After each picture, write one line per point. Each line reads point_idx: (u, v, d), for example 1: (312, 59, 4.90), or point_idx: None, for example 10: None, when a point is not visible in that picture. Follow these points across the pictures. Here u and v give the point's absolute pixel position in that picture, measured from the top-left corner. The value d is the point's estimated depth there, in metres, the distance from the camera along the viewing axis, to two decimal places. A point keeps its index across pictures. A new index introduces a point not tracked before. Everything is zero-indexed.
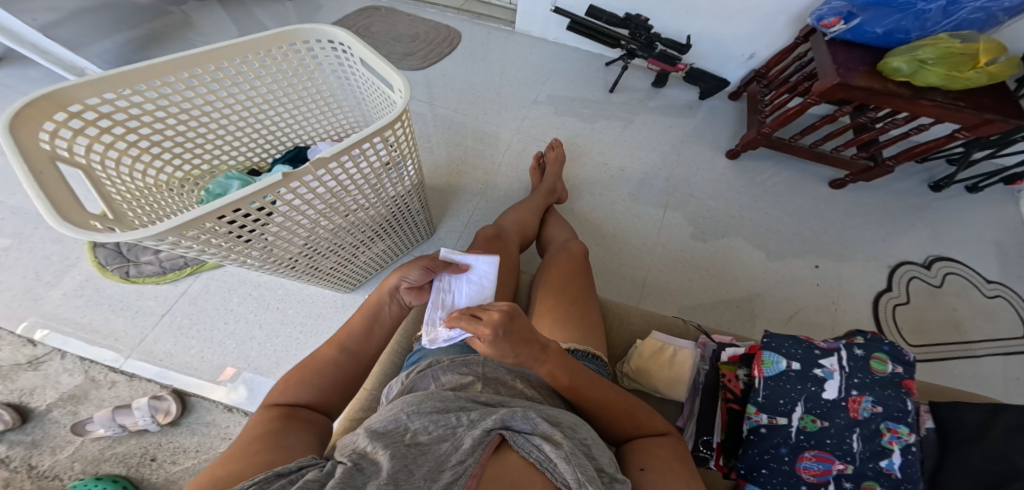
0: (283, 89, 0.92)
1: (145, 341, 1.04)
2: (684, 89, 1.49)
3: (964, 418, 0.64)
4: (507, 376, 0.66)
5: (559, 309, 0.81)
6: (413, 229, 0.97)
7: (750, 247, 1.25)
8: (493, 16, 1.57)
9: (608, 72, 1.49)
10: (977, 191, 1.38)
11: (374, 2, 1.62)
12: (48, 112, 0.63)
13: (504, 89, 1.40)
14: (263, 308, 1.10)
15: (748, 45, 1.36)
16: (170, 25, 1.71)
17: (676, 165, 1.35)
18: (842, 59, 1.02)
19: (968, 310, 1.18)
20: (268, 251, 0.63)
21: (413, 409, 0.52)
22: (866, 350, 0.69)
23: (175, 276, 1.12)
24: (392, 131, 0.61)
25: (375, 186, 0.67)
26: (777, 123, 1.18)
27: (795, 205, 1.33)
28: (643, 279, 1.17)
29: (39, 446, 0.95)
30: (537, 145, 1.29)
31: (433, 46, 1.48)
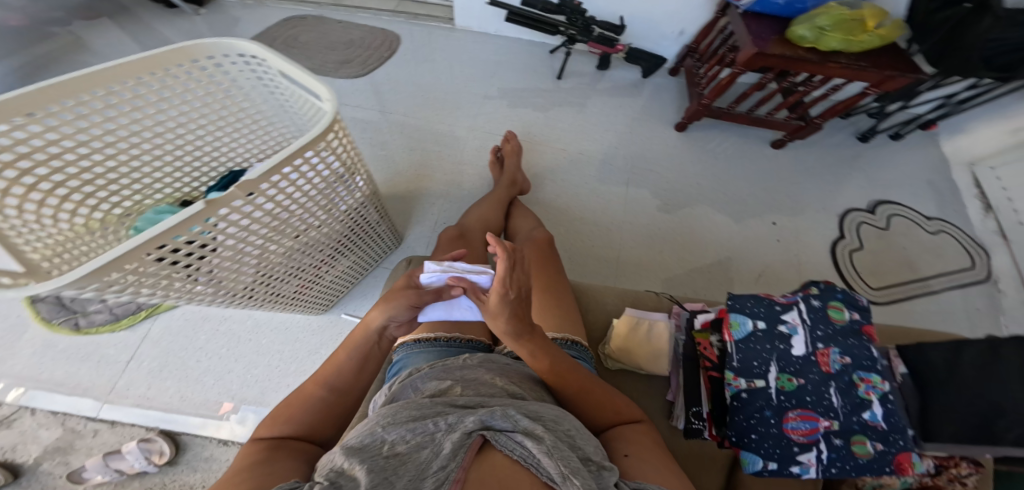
0: (205, 110, 0.89)
1: (118, 386, 1.00)
2: (628, 69, 1.51)
3: (931, 358, 0.70)
4: (485, 374, 0.67)
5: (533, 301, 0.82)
6: (378, 240, 0.96)
7: (713, 213, 1.29)
8: (430, 15, 1.54)
9: (553, 59, 1.49)
10: (900, 138, 1.47)
11: (304, 12, 1.57)
12: None
13: (452, 87, 1.39)
14: (235, 342, 1.07)
15: (677, 22, 1.38)
16: (79, 54, 1.58)
17: (631, 143, 1.37)
18: (757, 30, 1.05)
19: (915, 248, 1.26)
20: (217, 283, 0.61)
21: (388, 422, 0.52)
22: (823, 300, 0.75)
23: (130, 321, 1.06)
24: (326, 145, 0.59)
25: (325, 204, 0.66)
26: (715, 93, 1.21)
27: (748, 169, 1.38)
28: (615, 256, 1.20)
29: None
30: (493, 140, 1.29)
31: (372, 51, 1.45)
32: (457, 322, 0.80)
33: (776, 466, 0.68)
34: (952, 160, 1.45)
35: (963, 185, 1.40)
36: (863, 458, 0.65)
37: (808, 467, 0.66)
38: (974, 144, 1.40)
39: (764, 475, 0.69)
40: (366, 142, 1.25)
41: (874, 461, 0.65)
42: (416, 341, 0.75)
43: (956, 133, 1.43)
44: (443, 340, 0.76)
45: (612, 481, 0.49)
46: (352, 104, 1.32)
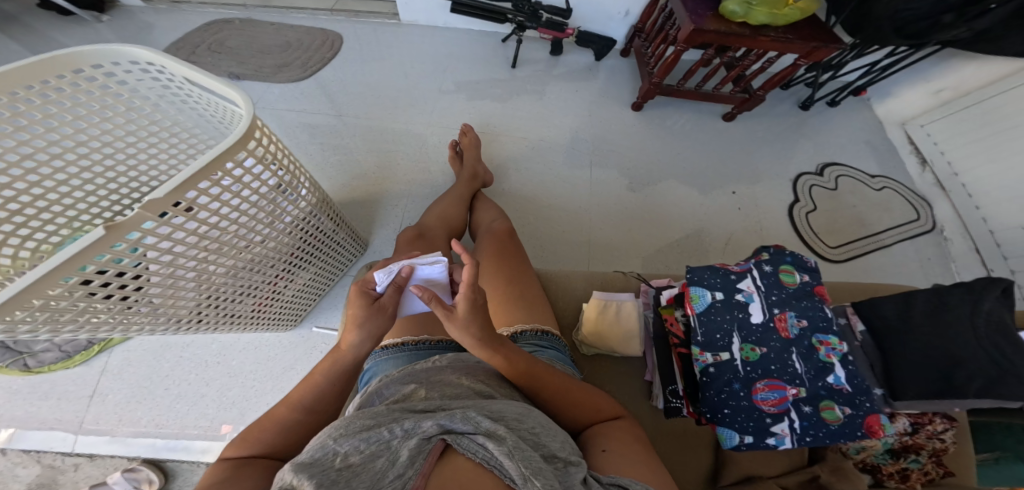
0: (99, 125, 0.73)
1: (86, 421, 0.97)
2: (580, 53, 1.50)
3: (883, 312, 0.73)
4: (450, 375, 0.65)
5: (498, 293, 0.81)
6: (339, 247, 0.93)
7: (678, 188, 1.29)
8: (373, 12, 1.50)
9: (506, 48, 1.47)
10: (836, 105, 1.51)
11: (236, 16, 1.50)
12: None
13: (404, 84, 1.35)
14: (203, 366, 1.05)
15: (621, 2, 1.36)
16: None
17: (592, 126, 1.36)
18: (694, 6, 1.04)
19: (866, 205, 1.32)
20: (158, 312, 0.59)
21: (340, 433, 0.51)
22: (774, 265, 0.78)
23: (84, 357, 1.02)
24: (248, 153, 0.56)
25: (268, 217, 0.64)
26: (663, 71, 1.21)
27: (709, 144, 1.38)
28: (587, 239, 1.19)
29: None
30: (452, 134, 1.26)
31: (312, 52, 1.40)
32: (426, 323, 0.80)
33: (752, 439, 0.67)
34: (885, 121, 1.52)
35: (899, 143, 1.47)
36: (833, 423, 0.67)
37: (783, 437, 0.67)
38: (904, 105, 1.47)
39: (742, 449, 0.68)
40: (319, 146, 1.22)
41: (845, 425, 0.66)
42: (384, 348, 0.75)
43: (886, 97, 1.51)
44: (411, 345, 0.75)
45: (578, 476, 0.50)
46: (298, 109, 1.28)
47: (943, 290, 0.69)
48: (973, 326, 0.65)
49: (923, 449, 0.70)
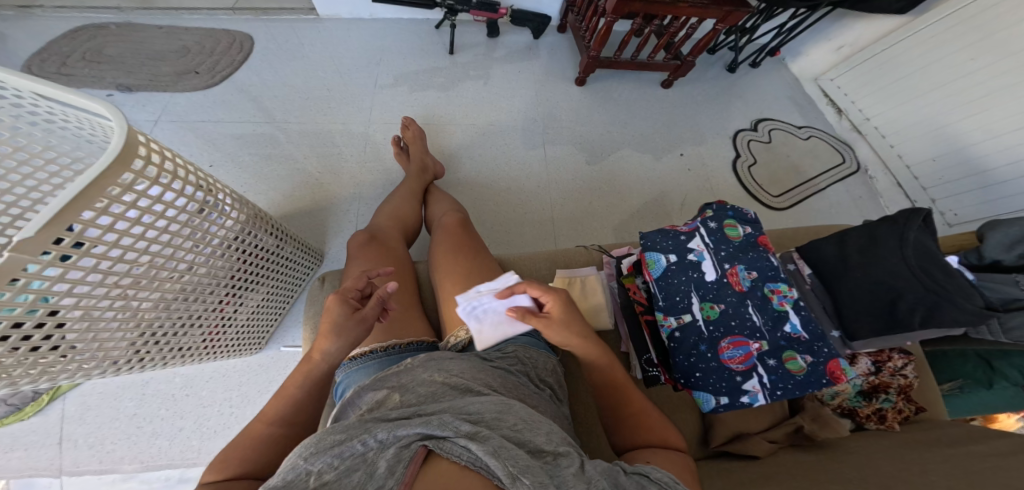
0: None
1: (64, 466, 0.93)
2: (517, 32, 1.47)
3: (825, 255, 0.78)
4: (423, 376, 0.63)
5: (460, 286, 0.80)
6: (290, 261, 0.90)
7: (631, 157, 1.31)
8: (286, 8, 1.42)
9: (441, 34, 1.42)
10: (758, 66, 1.57)
11: (130, 25, 1.37)
12: None
13: (334, 84, 1.29)
14: (175, 399, 1.02)
15: None
16: None
17: (539, 105, 1.35)
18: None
19: (796, 153, 1.37)
20: (93, 357, 0.56)
21: (312, 452, 0.50)
22: (718, 221, 0.81)
23: (38, 406, 0.97)
24: (135, 176, 0.51)
25: (189, 241, 0.61)
26: (598, 44, 1.21)
27: (654, 111, 1.39)
28: (547, 219, 1.19)
29: None
30: (394, 130, 1.23)
31: (218, 56, 1.31)
32: (395, 326, 0.77)
33: (727, 399, 0.69)
34: (798, 79, 1.58)
35: (813, 97, 1.53)
36: (799, 373, 0.69)
37: (756, 394, 0.68)
38: (812, 63, 1.54)
39: (719, 410, 0.70)
40: (254, 160, 1.15)
41: (810, 374, 0.69)
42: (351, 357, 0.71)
43: (797, 57, 1.57)
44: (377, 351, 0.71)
45: (569, 468, 0.49)
46: (221, 119, 1.21)
47: (873, 227, 0.73)
48: (904, 256, 0.68)
49: (890, 387, 0.74)
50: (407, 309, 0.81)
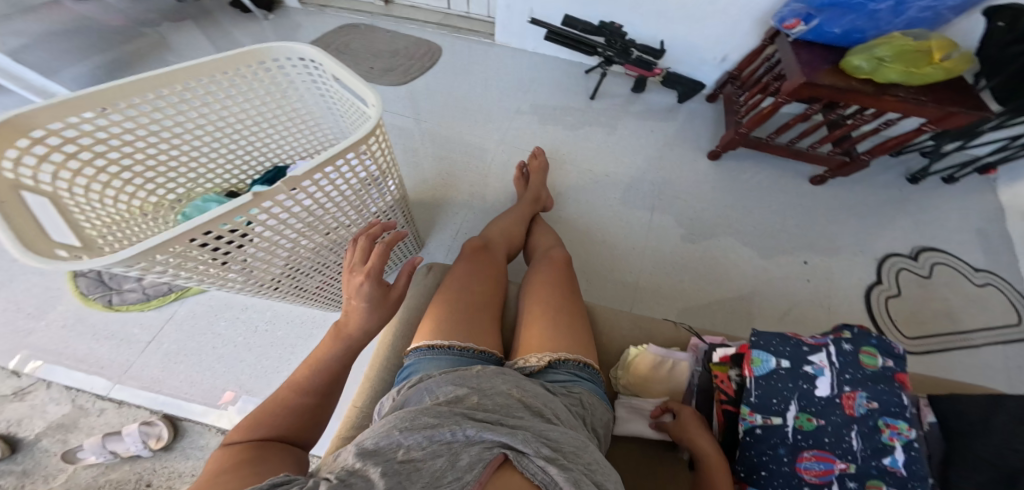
0: (248, 115, 0.90)
1: (131, 368, 1.01)
2: (664, 94, 1.51)
3: (966, 409, 0.63)
4: (503, 384, 0.61)
5: (550, 317, 0.79)
6: (402, 244, 0.96)
7: (741, 245, 1.26)
8: (473, 30, 1.58)
9: (588, 79, 1.51)
10: (954, 181, 1.41)
11: (355, 20, 1.62)
12: (12, 138, 0.61)
13: (486, 102, 1.41)
14: (251, 332, 1.08)
15: (719, 47, 1.36)
16: (165, 53, 1.62)
17: (660, 169, 1.36)
18: (807, 59, 1.03)
19: (960, 300, 1.20)
20: (247, 273, 0.62)
21: (406, 426, 0.49)
22: (855, 344, 0.66)
23: (159, 302, 1.09)
24: (365, 148, 0.62)
25: (358, 202, 0.69)
26: (755, 121, 1.19)
27: (779, 205, 1.34)
28: (632, 285, 1.16)
29: (31, 475, 0.91)
30: (519, 154, 1.30)
31: (414, 61, 1.49)
32: (471, 328, 0.71)
33: None
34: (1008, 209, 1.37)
35: (1016, 236, 1.31)
36: None
37: None
38: None
39: None
40: (396, 150, 1.28)
41: None
42: (432, 346, 0.67)
43: (1013, 182, 1.37)
44: (456, 347, 0.67)
45: None
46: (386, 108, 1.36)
47: None
48: None
49: None
50: (487, 317, 0.77)
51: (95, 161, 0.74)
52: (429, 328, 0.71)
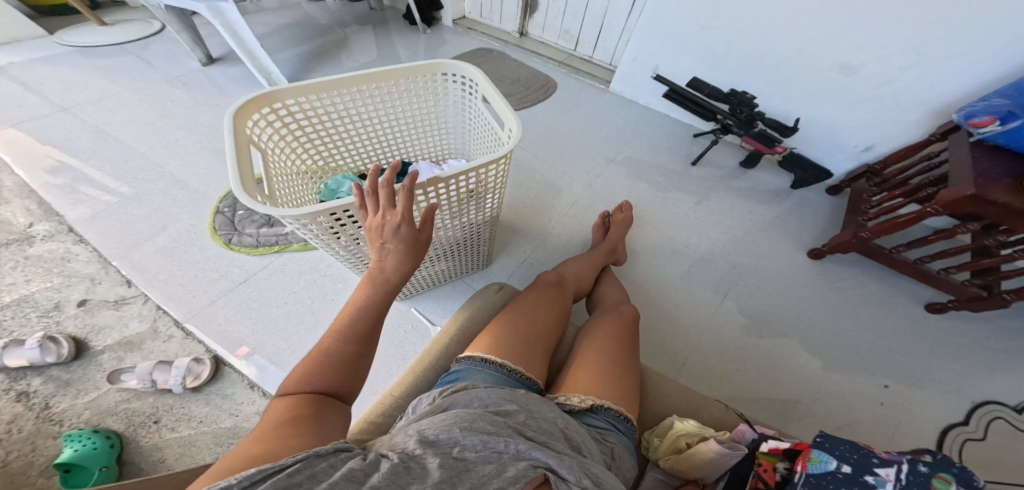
0: (407, 119, 0.90)
1: (212, 304, 0.92)
2: (776, 175, 1.27)
3: None
4: (550, 411, 0.51)
5: (602, 361, 0.66)
6: (472, 256, 0.96)
7: (847, 369, 0.94)
8: (591, 73, 1.51)
9: (695, 143, 1.34)
10: None
11: (487, 45, 1.66)
12: (259, 107, 0.70)
13: (584, 144, 1.32)
14: (321, 298, 0.95)
15: (867, 136, 1.07)
16: (311, 26, 1.72)
17: (749, 251, 1.12)
18: (990, 169, 0.70)
19: None
20: (355, 246, 0.71)
21: (466, 425, 0.43)
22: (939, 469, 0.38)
23: (265, 250, 1.01)
24: (486, 169, 0.66)
25: (457, 211, 0.72)
26: (883, 229, 0.88)
27: (883, 316, 1.02)
28: (682, 357, 0.95)
29: (70, 386, 0.82)
30: (603, 205, 1.19)
31: (529, 92, 1.46)
32: (520, 350, 0.63)
33: None
34: None
35: None
36: None
37: None
38: None
39: None
40: None
41: None
42: (485, 359, 0.60)
43: None
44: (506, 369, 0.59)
45: None
46: None
47: None
48: None
49: None
50: (539, 343, 0.69)
51: (300, 132, 0.80)
52: (485, 342, 0.64)
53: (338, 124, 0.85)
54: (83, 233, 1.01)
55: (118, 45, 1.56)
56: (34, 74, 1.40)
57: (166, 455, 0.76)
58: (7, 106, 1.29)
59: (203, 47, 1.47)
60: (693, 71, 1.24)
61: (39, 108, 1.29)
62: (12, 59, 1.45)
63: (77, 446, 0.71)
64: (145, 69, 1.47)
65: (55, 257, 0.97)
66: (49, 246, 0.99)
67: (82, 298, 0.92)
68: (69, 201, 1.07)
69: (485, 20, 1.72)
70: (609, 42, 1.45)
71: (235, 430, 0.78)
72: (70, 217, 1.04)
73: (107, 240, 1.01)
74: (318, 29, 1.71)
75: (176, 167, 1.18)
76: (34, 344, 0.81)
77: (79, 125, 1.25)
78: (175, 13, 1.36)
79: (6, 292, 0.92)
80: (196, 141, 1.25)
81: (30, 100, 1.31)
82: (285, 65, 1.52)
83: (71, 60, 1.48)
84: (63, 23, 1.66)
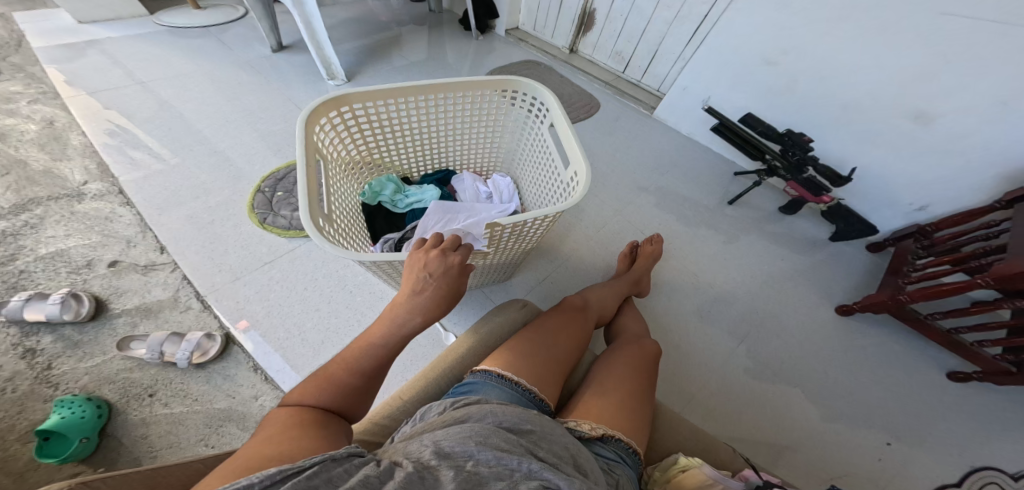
0: (463, 129, 0.89)
1: (237, 281, 0.89)
2: (814, 223, 1.25)
3: None
4: (566, 436, 0.45)
5: (622, 390, 0.58)
6: (497, 273, 0.93)
7: (864, 429, 0.90)
8: (636, 98, 1.52)
9: (734, 181, 1.33)
10: None
11: (536, 58, 1.68)
12: (327, 110, 0.69)
13: (621, 167, 1.32)
14: (343, 289, 0.92)
15: (919, 194, 1.04)
16: (370, 21, 1.75)
17: (770, 297, 1.09)
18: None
19: None
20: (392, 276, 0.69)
21: (482, 439, 0.37)
22: None
23: (296, 234, 0.99)
24: (543, 217, 0.62)
25: (501, 243, 0.69)
26: (923, 294, 0.85)
27: (903, 380, 0.98)
28: (689, 393, 0.92)
29: (79, 348, 0.79)
30: (634, 234, 1.16)
31: (572, 109, 1.46)
32: (537, 367, 0.56)
33: None
34: None
35: None
36: None
37: None
38: None
39: None
40: None
41: None
42: (501, 374, 0.52)
43: None
44: (522, 387, 0.52)
45: None
46: None
47: None
48: None
49: None
50: (561, 364, 0.61)
51: (359, 134, 0.80)
52: (506, 353, 0.57)
53: (394, 127, 0.84)
54: (130, 197, 1.00)
55: (204, 28, 1.58)
56: (122, 47, 1.43)
57: (150, 431, 0.72)
58: (92, 74, 1.30)
59: (276, 34, 1.47)
60: (743, 106, 1.24)
61: (118, 78, 1.31)
62: (111, 34, 1.49)
63: (65, 414, 0.67)
64: (217, 49, 1.49)
65: (98, 216, 0.96)
66: (96, 205, 0.97)
67: (114, 260, 0.89)
68: (112, 161, 1.06)
69: (538, 32, 1.75)
70: (661, 67, 1.46)
71: (229, 412, 0.75)
72: (122, 180, 1.03)
73: (145, 203, 0.99)
74: (376, 24, 1.74)
75: (219, 140, 1.17)
76: (57, 299, 0.78)
77: (150, 97, 1.26)
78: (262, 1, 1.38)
79: (44, 245, 0.90)
80: (247, 119, 1.25)
81: (111, 70, 1.33)
82: (343, 56, 1.55)
83: (147, 33, 1.51)
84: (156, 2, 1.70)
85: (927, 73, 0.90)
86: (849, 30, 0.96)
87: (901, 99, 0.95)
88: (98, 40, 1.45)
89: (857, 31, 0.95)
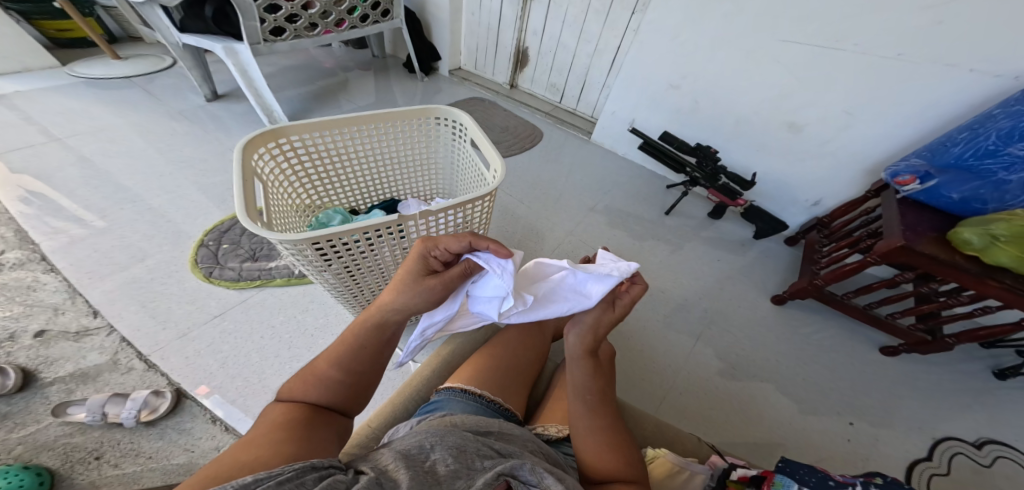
0: (405, 163, 0.98)
1: (187, 335, 0.88)
2: (741, 225, 1.37)
3: None
4: (522, 434, 0.49)
5: None
6: None
7: (819, 410, 0.97)
8: (574, 125, 1.65)
9: (668, 194, 1.45)
10: None
11: (478, 95, 1.79)
12: (264, 141, 0.74)
13: (567, 190, 1.40)
14: (298, 332, 0.92)
15: (813, 191, 1.18)
16: (312, 69, 1.80)
17: (716, 297, 1.17)
18: (914, 223, 0.80)
19: None
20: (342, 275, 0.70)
21: (437, 439, 0.41)
22: None
23: (246, 285, 0.98)
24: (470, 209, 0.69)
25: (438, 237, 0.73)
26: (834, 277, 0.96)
27: (844, 360, 1.07)
28: (660, 396, 0.97)
29: (6, 419, 0.73)
30: (586, 249, 1.23)
31: (517, 140, 1.56)
32: (500, 384, 0.59)
33: None
34: None
35: None
36: None
37: None
38: None
39: None
40: None
41: None
42: (464, 390, 0.55)
43: None
44: (487, 400, 0.55)
45: None
46: None
47: None
48: None
49: None
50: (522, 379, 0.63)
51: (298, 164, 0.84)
52: (467, 373, 0.60)
53: (334, 160, 0.89)
54: (55, 263, 0.96)
55: (125, 79, 1.58)
56: (41, 104, 1.40)
57: None
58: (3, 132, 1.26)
59: (209, 83, 1.50)
60: (660, 125, 1.37)
61: (34, 136, 1.27)
62: (18, 88, 1.46)
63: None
64: (150, 102, 1.49)
65: (21, 285, 0.92)
66: (16, 275, 0.93)
67: (40, 329, 0.85)
68: (36, 225, 1.03)
69: (479, 71, 1.87)
70: (591, 95, 1.60)
71: (188, 466, 0.71)
72: (44, 246, 0.99)
73: (81, 265, 0.97)
74: (317, 71, 1.79)
75: (156, 195, 1.16)
76: None
77: (78, 154, 1.24)
78: (189, 50, 1.40)
79: None
80: (187, 172, 1.25)
81: (26, 128, 1.30)
82: (285, 103, 1.58)
83: (71, 90, 1.49)
84: (74, 57, 1.69)
85: (794, 87, 1.05)
86: (729, 55, 1.11)
87: (782, 112, 1.10)
88: (3, 93, 1.41)
89: (736, 56, 1.10)
